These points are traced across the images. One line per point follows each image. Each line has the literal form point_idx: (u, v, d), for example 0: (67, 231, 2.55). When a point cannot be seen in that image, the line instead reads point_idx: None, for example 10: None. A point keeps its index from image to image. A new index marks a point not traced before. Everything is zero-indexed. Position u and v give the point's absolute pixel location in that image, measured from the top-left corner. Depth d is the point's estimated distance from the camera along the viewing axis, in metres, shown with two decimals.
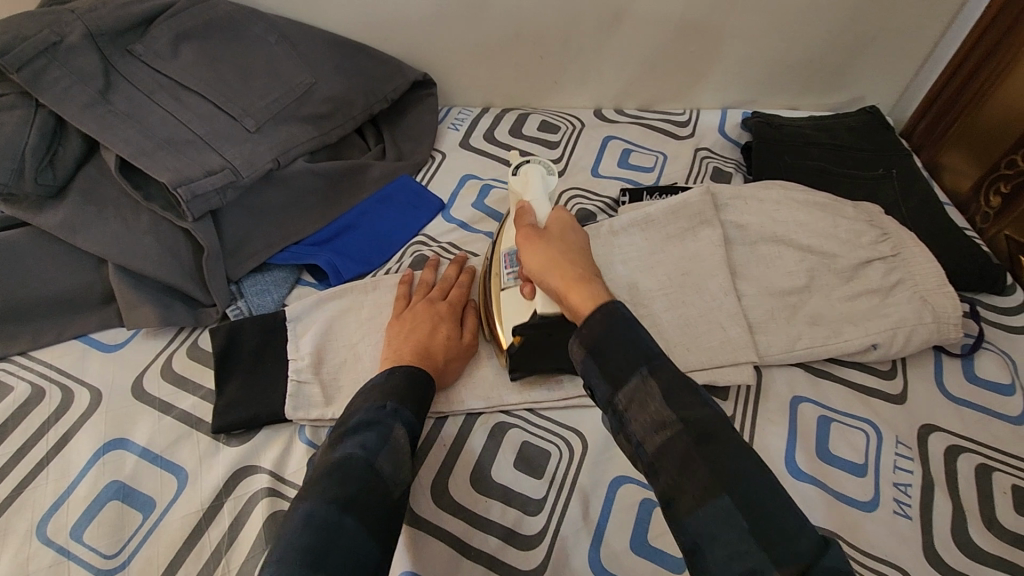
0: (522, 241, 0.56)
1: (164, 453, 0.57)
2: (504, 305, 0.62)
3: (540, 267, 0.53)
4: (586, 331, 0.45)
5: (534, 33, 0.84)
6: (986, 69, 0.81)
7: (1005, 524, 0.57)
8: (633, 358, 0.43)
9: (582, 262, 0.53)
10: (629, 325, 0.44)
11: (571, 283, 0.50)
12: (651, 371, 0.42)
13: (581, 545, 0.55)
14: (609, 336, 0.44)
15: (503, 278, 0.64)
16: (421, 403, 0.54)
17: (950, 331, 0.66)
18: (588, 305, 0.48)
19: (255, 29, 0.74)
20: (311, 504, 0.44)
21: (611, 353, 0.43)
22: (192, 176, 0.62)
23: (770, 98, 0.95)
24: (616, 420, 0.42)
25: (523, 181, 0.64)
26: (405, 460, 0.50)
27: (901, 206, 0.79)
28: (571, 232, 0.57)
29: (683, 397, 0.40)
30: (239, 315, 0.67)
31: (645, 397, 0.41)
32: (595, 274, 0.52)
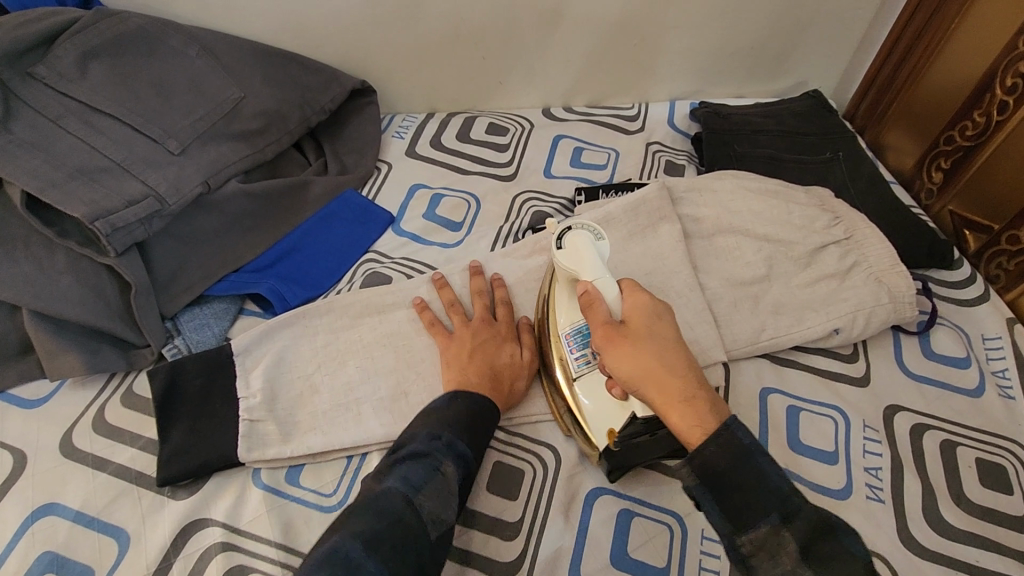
0: (602, 343, 0.50)
1: (101, 514, 0.52)
2: (589, 401, 0.55)
3: (630, 374, 0.48)
4: (704, 461, 0.44)
5: (474, 33, 0.81)
6: (914, 55, 0.83)
7: (973, 499, 0.58)
8: (769, 503, 0.42)
9: (679, 364, 0.48)
10: (753, 457, 0.43)
11: (677, 399, 0.46)
12: (785, 522, 0.42)
13: (561, 565, 0.53)
14: (736, 472, 0.43)
15: (571, 364, 0.56)
16: (475, 433, 0.53)
17: (905, 310, 0.67)
18: (702, 435, 0.44)
19: (172, 42, 0.68)
20: (341, 539, 0.42)
21: (740, 483, 0.43)
22: (111, 208, 0.57)
23: (716, 87, 0.95)
24: (737, 559, 0.43)
25: (575, 258, 0.55)
26: (450, 498, 0.48)
27: (849, 188, 0.80)
28: (658, 318, 0.51)
29: (823, 554, 0.41)
30: (177, 354, 0.61)
31: (778, 548, 0.42)
32: (698, 377, 0.48)
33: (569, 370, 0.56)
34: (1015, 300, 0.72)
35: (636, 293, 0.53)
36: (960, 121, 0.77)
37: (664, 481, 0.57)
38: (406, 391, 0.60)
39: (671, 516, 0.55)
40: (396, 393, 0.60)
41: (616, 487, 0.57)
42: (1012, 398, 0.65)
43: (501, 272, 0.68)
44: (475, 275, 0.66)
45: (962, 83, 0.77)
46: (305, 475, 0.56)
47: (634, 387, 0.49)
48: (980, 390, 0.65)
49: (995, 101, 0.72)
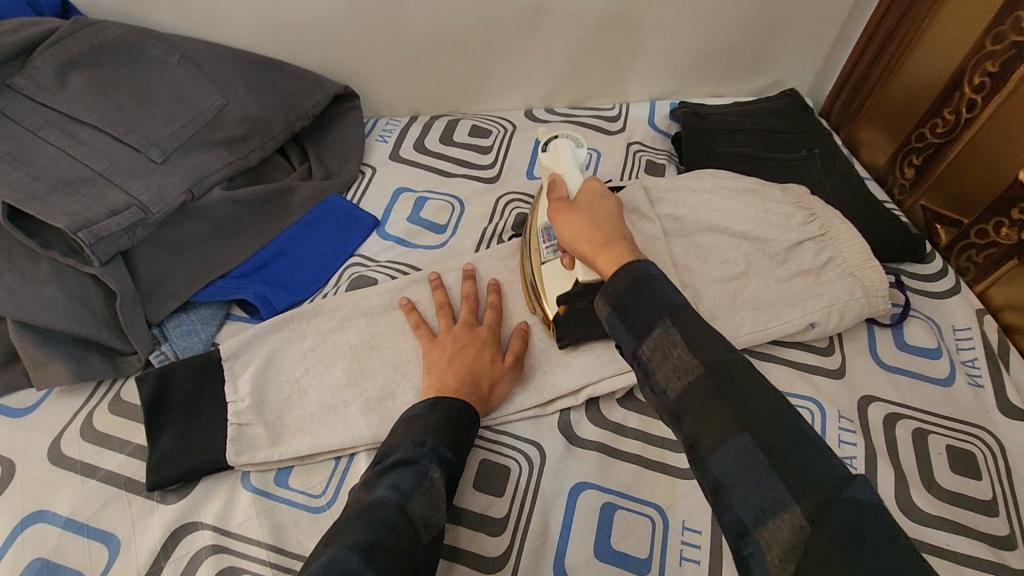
0: (555, 214, 0.59)
1: (91, 520, 0.53)
2: (546, 279, 0.63)
3: (568, 233, 0.55)
4: (610, 289, 0.46)
5: (455, 38, 0.82)
6: (884, 57, 0.86)
7: (943, 485, 0.60)
8: (657, 307, 0.43)
9: (609, 224, 0.54)
10: (652, 281, 0.44)
11: (596, 244, 0.52)
12: (672, 320, 0.42)
13: (547, 559, 0.54)
14: (638, 290, 0.44)
15: (542, 251, 0.64)
16: (457, 441, 0.53)
17: (879, 304, 0.68)
18: (612, 267, 0.48)
19: (153, 50, 0.69)
20: (337, 548, 0.41)
21: (639, 305, 0.43)
22: (94, 217, 0.57)
23: (695, 87, 0.96)
24: (641, 371, 0.43)
25: (553, 156, 0.65)
26: (439, 504, 0.48)
27: (825, 184, 0.81)
28: (606, 200, 0.58)
29: (724, 373, 0.39)
30: (163, 361, 0.62)
31: (668, 347, 0.41)
32: (626, 237, 0.53)
33: (541, 256, 0.65)
34: (985, 292, 0.74)
35: (596, 183, 0.61)
36: (931, 119, 0.79)
37: (646, 474, 0.59)
38: (392, 392, 0.61)
39: (653, 508, 0.57)
40: (383, 395, 0.61)
41: (599, 481, 0.58)
42: (982, 387, 0.67)
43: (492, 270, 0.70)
44: (466, 279, 0.68)
45: (929, 85, 0.80)
46: (295, 477, 0.57)
47: (572, 243, 0.55)
48: (951, 379, 0.67)
49: (964, 98, 0.74)
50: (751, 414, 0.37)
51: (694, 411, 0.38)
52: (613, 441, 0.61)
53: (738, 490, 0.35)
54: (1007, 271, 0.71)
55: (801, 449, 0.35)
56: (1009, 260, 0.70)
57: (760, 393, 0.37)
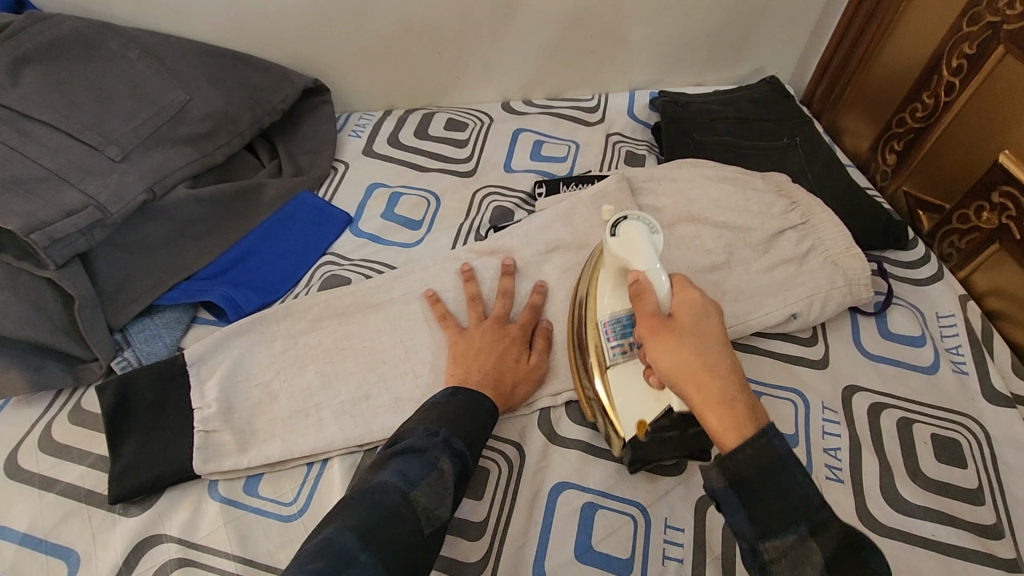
0: (648, 336, 0.46)
1: (49, 535, 0.51)
2: (616, 390, 0.54)
3: (668, 367, 0.44)
4: (733, 466, 0.40)
5: (428, 28, 0.80)
6: (863, 41, 0.85)
7: (928, 474, 0.59)
8: (794, 513, 0.39)
9: (724, 363, 0.43)
10: (784, 466, 0.39)
11: (713, 402, 0.41)
12: (809, 532, 0.39)
13: (526, 562, 0.53)
14: (767, 478, 0.39)
15: (606, 353, 0.55)
16: (474, 435, 0.51)
17: (861, 291, 0.67)
18: (736, 439, 0.40)
19: (111, 44, 0.66)
20: (334, 530, 0.41)
21: (768, 490, 0.39)
22: (49, 219, 0.55)
23: (675, 77, 0.95)
24: (756, 561, 0.41)
25: (626, 247, 0.54)
26: (447, 495, 0.47)
27: (806, 172, 0.80)
28: (712, 315, 0.47)
29: (842, 568, 0.38)
30: (126, 367, 0.60)
31: (803, 560, 0.38)
32: (743, 383, 0.43)
33: (603, 357, 0.56)
34: (967, 278, 0.73)
35: (688, 287, 0.49)
36: (911, 104, 0.78)
37: (628, 472, 0.58)
38: (366, 394, 0.59)
39: (634, 506, 0.56)
40: (356, 396, 0.59)
41: (579, 480, 0.57)
42: (966, 374, 0.66)
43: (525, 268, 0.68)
44: (468, 281, 0.65)
45: (909, 69, 0.79)
46: (264, 485, 0.55)
47: (674, 383, 0.44)
48: (935, 366, 0.66)
49: (942, 82, 0.73)
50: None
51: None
52: (594, 439, 0.60)
53: None
54: (989, 256, 0.70)
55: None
56: (990, 245, 0.69)
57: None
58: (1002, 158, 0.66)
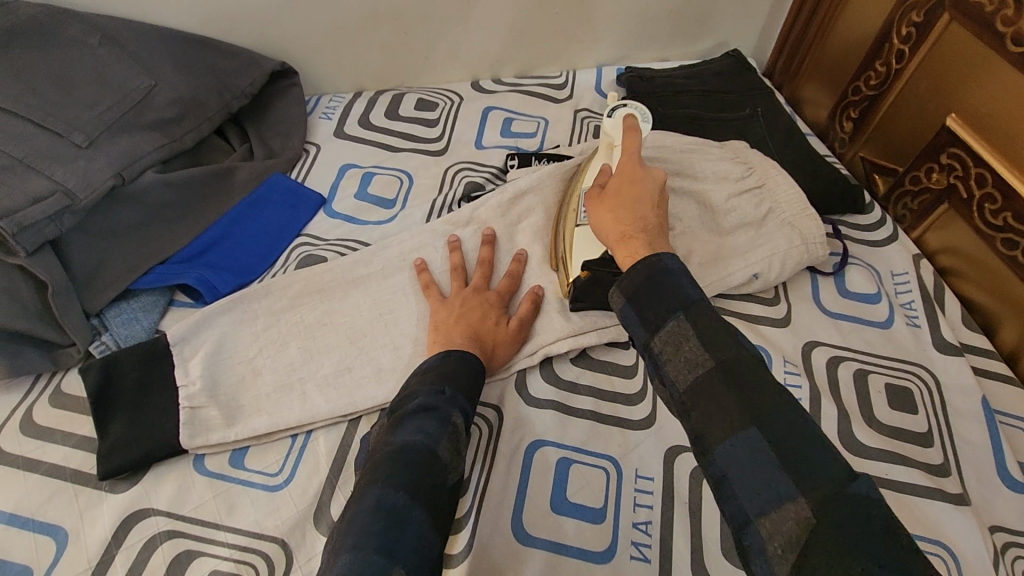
0: (588, 193, 0.59)
1: (37, 514, 0.52)
2: (575, 243, 0.64)
3: (599, 217, 0.56)
4: (627, 281, 0.47)
5: (393, 9, 0.80)
6: (818, 14, 0.87)
7: (882, 419, 0.63)
8: (673, 302, 0.44)
9: (635, 214, 0.53)
10: (669, 277, 0.46)
11: (617, 234, 0.53)
12: (687, 316, 0.43)
13: (505, 516, 0.55)
14: (653, 286, 0.46)
15: (577, 215, 0.65)
16: (472, 390, 0.54)
17: (817, 251, 0.70)
18: (628, 261, 0.50)
19: (71, 30, 0.66)
20: (382, 489, 0.42)
21: (656, 294, 0.45)
22: (15, 206, 0.55)
23: (641, 52, 0.96)
24: (652, 364, 0.44)
25: (615, 127, 0.63)
26: (462, 449, 0.48)
27: (768, 141, 0.83)
28: (650, 173, 0.57)
29: (713, 340, 0.42)
30: (104, 350, 0.60)
31: (682, 342, 0.43)
32: (652, 228, 0.52)
33: (576, 219, 0.65)
34: (920, 237, 0.77)
35: (637, 146, 0.59)
36: (865, 72, 0.81)
37: (600, 429, 0.60)
38: (346, 367, 0.61)
39: (607, 461, 0.58)
40: (336, 369, 0.61)
41: (555, 439, 0.59)
42: (919, 326, 0.69)
43: (501, 239, 0.69)
44: (452, 250, 0.67)
45: (861, 40, 0.82)
46: (249, 458, 0.56)
47: (598, 223, 0.57)
48: (889, 321, 0.70)
49: (893, 50, 0.76)
50: (759, 409, 0.38)
51: (647, 303, 0.45)
52: (566, 400, 0.62)
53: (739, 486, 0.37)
54: (939, 216, 0.73)
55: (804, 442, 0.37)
56: (940, 205, 0.73)
57: (669, 284, 0.45)
58: (950, 121, 0.69)
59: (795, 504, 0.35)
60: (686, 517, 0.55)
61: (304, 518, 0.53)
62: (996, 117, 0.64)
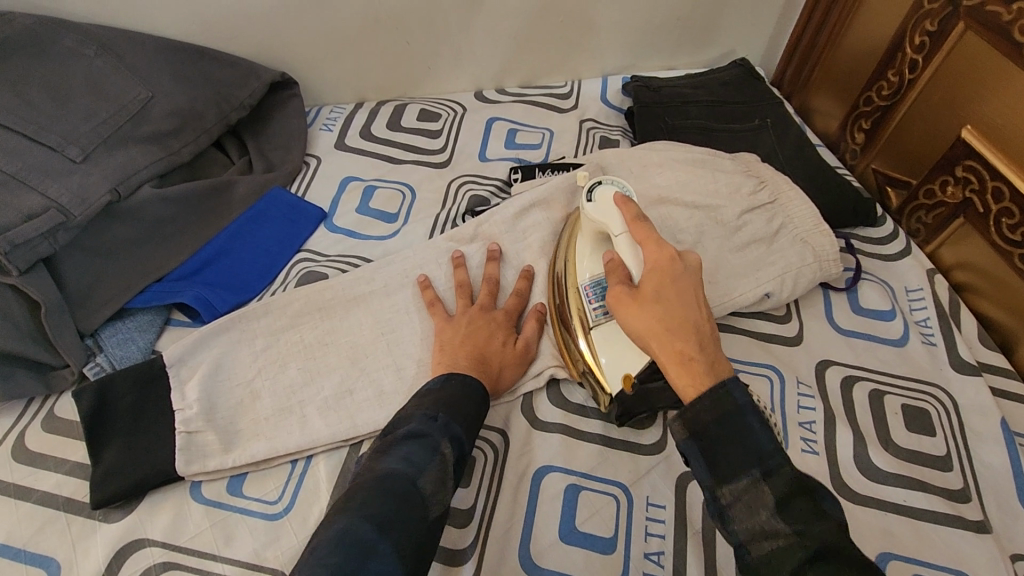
0: (611, 301, 0.49)
1: (28, 545, 0.50)
2: (599, 348, 0.57)
3: (635, 327, 0.46)
4: (692, 415, 0.42)
5: (395, 18, 0.79)
6: (829, 22, 0.86)
7: (899, 443, 0.61)
8: (749, 457, 0.40)
9: (688, 319, 0.44)
10: (743, 417, 0.41)
11: (670, 353, 0.43)
12: (765, 476, 0.39)
13: (512, 546, 0.53)
14: (724, 428, 0.41)
15: (589, 314, 0.58)
16: (469, 417, 0.52)
17: (830, 267, 0.69)
18: (695, 394, 0.42)
19: (66, 41, 0.64)
20: (350, 520, 0.41)
21: (723, 438, 0.41)
22: (7, 223, 0.54)
23: (648, 61, 0.95)
24: (716, 512, 0.41)
25: (604, 212, 0.55)
26: (448, 480, 0.47)
27: (778, 153, 0.81)
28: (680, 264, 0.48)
29: (794, 502, 0.38)
30: (99, 373, 0.58)
31: (756, 501, 0.39)
32: (704, 336, 0.44)
33: (587, 319, 0.58)
34: (934, 252, 0.75)
35: (651, 234, 0.51)
36: (877, 82, 0.80)
37: (609, 454, 0.58)
38: (348, 389, 0.59)
39: (617, 487, 0.56)
40: (337, 392, 0.59)
41: (563, 464, 0.58)
42: (935, 345, 0.68)
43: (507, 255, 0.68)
44: (457, 268, 0.65)
45: (874, 49, 0.80)
46: (248, 484, 0.54)
47: (636, 338, 0.47)
48: (904, 339, 0.68)
49: (906, 60, 0.74)
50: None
51: (719, 450, 0.41)
52: (575, 423, 0.60)
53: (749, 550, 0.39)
54: (954, 230, 0.72)
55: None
56: (955, 219, 0.71)
57: (742, 424, 0.41)
58: (965, 133, 0.67)
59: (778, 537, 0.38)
60: (699, 547, 0.53)
61: (305, 549, 0.51)
62: (1013, 129, 0.63)
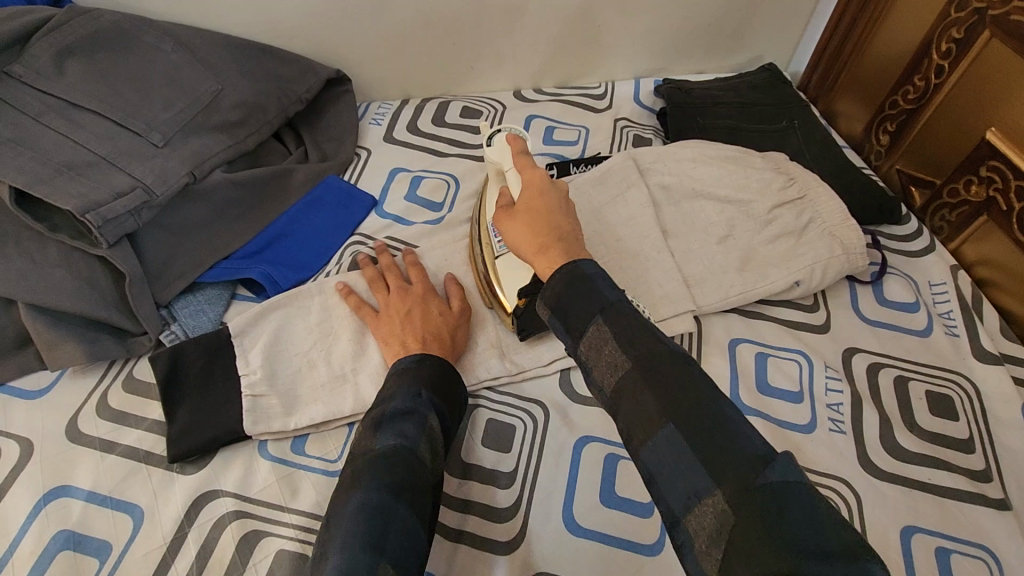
0: (495, 218, 0.57)
1: (113, 493, 0.54)
2: (501, 273, 0.63)
3: (512, 236, 0.54)
4: (550, 291, 0.47)
5: (444, 19, 0.83)
6: (855, 30, 0.89)
7: (923, 425, 0.64)
8: (593, 308, 0.45)
9: (550, 219, 0.53)
10: (591, 282, 0.46)
11: (534, 246, 0.51)
12: (607, 322, 0.44)
13: (556, 507, 0.56)
14: (575, 293, 0.46)
15: (494, 246, 0.64)
16: (448, 391, 0.55)
17: (858, 260, 0.72)
18: (549, 270, 0.49)
19: (147, 36, 0.69)
20: (364, 492, 0.44)
21: (574, 301, 0.46)
22: (101, 200, 0.58)
23: (678, 65, 0.99)
24: (582, 368, 0.45)
25: (500, 151, 0.64)
26: (437, 451, 0.51)
27: (805, 153, 0.85)
28: (547, 183, 0.56)
29: (638, 344, 0.42)
30: (174, 340, 0.64)
31: (604, 347, 0.43)
32: (566, 236, 0.51)
33: (493, 250, 0.65)
34: (958, 249, 0.78)
35: (529, 163, 0.59)
36: (902, 87, 0.83)
37: None
38: None
39: None
40: None
41: (602, 435, 0.61)
42: (958, 336, 0.71)
43: None
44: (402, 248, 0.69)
45: (900, 55, 0.83)
46: (311, 444, 0.59)
47: (513, 242, 0.54)
48: (928, 329, 0.71)
49: (932, 66, 0.78)
50: (705, 434, 0.37)
51: (570, 312, 0.46)
52: None
53: (664, 484, 0.38)
54: (978, 228, 0.75)
55: (721, 438, 0.37)
56: (979, 217, 0.74)
57: (589, 288, 0.46)
58: (990, 135, 0.71)
59: (710, 496, 0.35)
60: None
61: None
62: None
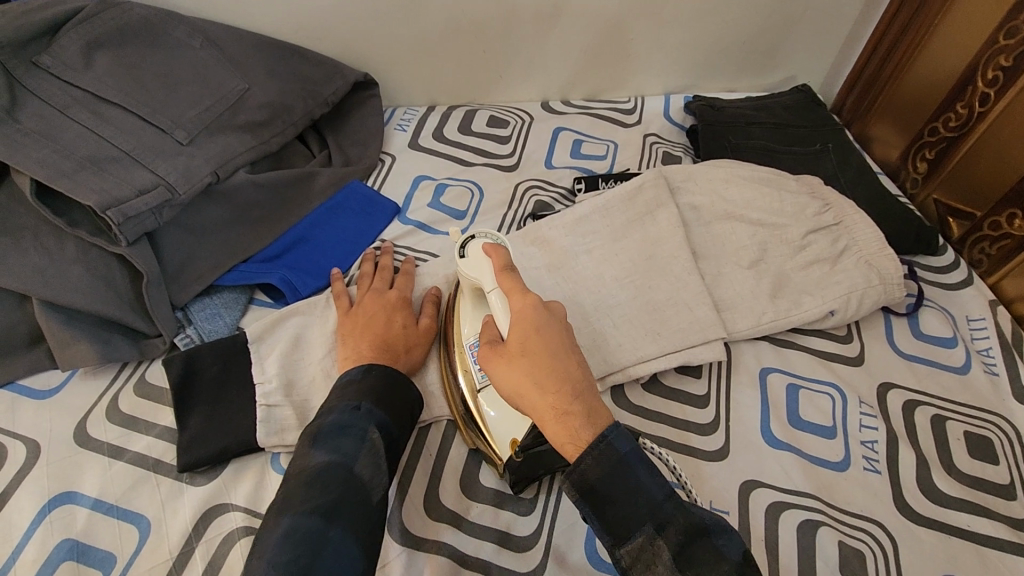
0: (484, 359, 0.48)
1: (120, 502, 0.52)
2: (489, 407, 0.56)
3: (514, 391, 0.45)
4: (579, 475, 0.41)
5: (475, 27, 0.82)
6: (897, 54, 0.87)
7: (962, 468, 0.61)
8: (640, 511, 0.41)
9: (561, 367, 0.44)
10: (628, 464, 0.41)
11: (547, 409, 0.43)
12: (657, 530, 0.40)
13: (578, 538, 0.54)
14: (608, 480, 0.41)
15: (475, 375, 0.57)
16: (395, 404, 0.52)
17: (895, 291, 0.69)
18: (574, 448, 0.42)
19: (176, 32, 0.68)
20: (293, 517, 0.42)
21: (611, 490, 0.41)
22: (123, 197, 0.57)
23: (709, 82, 0.97)
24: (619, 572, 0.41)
25: (479, 268, 0.53)
26: (382, 464, 0.48)
27: (839, 177, 0.83)
28: (547, 314, 0.47)
29: (695, 558, 0.39)
30: (189, 344, 0.62)
31: (653, 559, 0.40)
32: (580, 385, 0.44)
33: (474, 381, 0.57)
34: (997, 283, 0.76)
35: (518, 286, 0.50)
36: (943, 114, 0.81)
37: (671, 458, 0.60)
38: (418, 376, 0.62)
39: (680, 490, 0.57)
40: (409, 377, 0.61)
41: None
42: (997, 375, 0.68)
43: (575, 261, 0.70)
44: (383, 254, 0.69)
45: (942, 81, 0.81)
46: None
47: (517, 401, 0.45)
48: (966, 367, 0.68)
49: (977, 93, 0.76)
50: None
51: (604, 500, 0.41)
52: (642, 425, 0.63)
53: None
54: (1020, 262, 0.72)
55: None
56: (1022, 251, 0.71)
57: (625, 471, 0.41)
58: None
59: None
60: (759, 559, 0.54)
61: None
62: None
